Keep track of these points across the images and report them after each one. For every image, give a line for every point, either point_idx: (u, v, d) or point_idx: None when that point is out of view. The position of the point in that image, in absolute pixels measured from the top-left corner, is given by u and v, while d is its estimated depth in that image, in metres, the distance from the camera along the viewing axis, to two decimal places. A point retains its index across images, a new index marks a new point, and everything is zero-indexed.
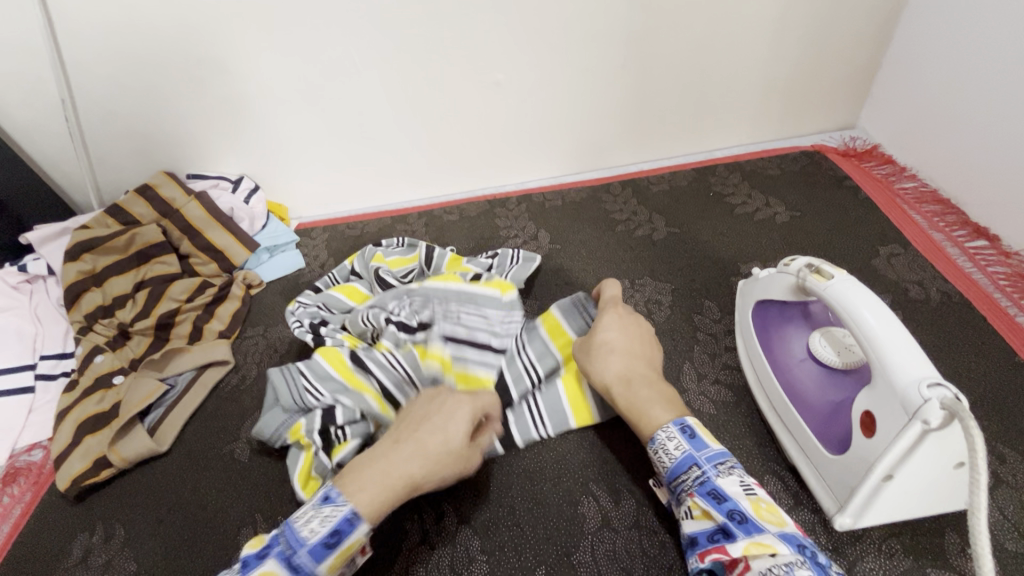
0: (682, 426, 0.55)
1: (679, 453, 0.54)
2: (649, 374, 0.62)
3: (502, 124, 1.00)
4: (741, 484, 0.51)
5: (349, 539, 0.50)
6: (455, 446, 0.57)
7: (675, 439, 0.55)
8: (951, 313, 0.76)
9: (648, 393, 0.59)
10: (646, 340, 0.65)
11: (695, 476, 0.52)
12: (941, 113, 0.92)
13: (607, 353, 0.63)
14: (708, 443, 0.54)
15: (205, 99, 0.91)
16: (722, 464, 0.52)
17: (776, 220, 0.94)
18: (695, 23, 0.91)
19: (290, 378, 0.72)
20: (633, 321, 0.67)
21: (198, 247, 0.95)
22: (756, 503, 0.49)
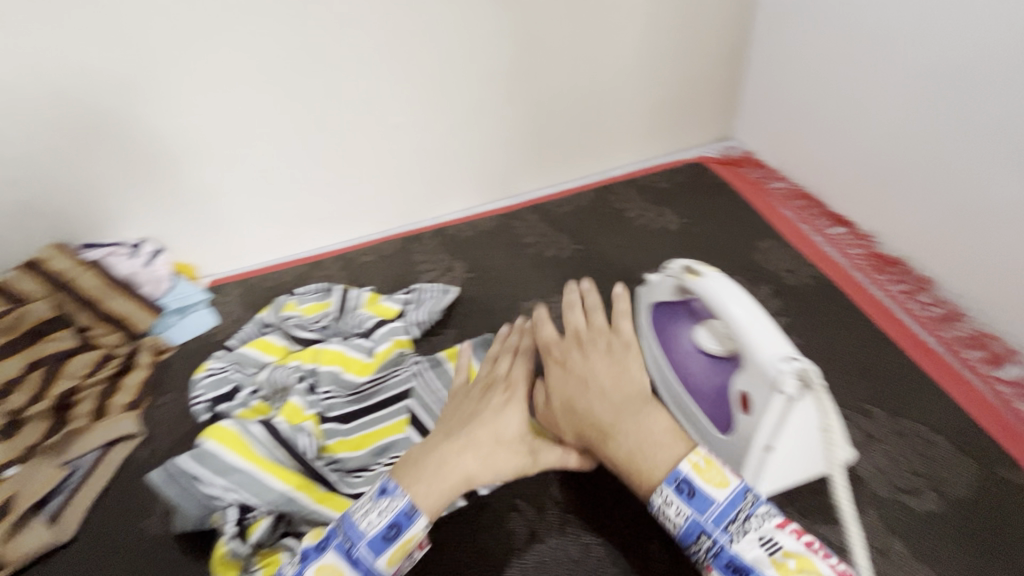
0: (677, 481, 0.49)
1: (683, 520, 0.48)
2: (628, 407, 0.54)
3: (407, 162, 1.04)
4: (760, 539, 0.45)
5: (408, 533, 0.50)
6: (507, 438, 0.56)
7: (675, 501, 0.49)
8: (822, 294, 0.86)
9: (631, 436, 0.52)
10: (609, 371, 0.57)
11: (708, 546, 0.47)
12: (793, 121, 1.06)
13: (560, 399, 0.58)
14: (710, 496, 0.47)
15: (93, 165, 0.89)
16: (734, 521, 0.46)
17: (669, 228, 1.02)
18: (572, 56, 1.00)
19: (176, 475, 0.66)
20: (590, 352, 0.60)
21: (98, 317, 0.91)
22: (783, 564, 0.43)
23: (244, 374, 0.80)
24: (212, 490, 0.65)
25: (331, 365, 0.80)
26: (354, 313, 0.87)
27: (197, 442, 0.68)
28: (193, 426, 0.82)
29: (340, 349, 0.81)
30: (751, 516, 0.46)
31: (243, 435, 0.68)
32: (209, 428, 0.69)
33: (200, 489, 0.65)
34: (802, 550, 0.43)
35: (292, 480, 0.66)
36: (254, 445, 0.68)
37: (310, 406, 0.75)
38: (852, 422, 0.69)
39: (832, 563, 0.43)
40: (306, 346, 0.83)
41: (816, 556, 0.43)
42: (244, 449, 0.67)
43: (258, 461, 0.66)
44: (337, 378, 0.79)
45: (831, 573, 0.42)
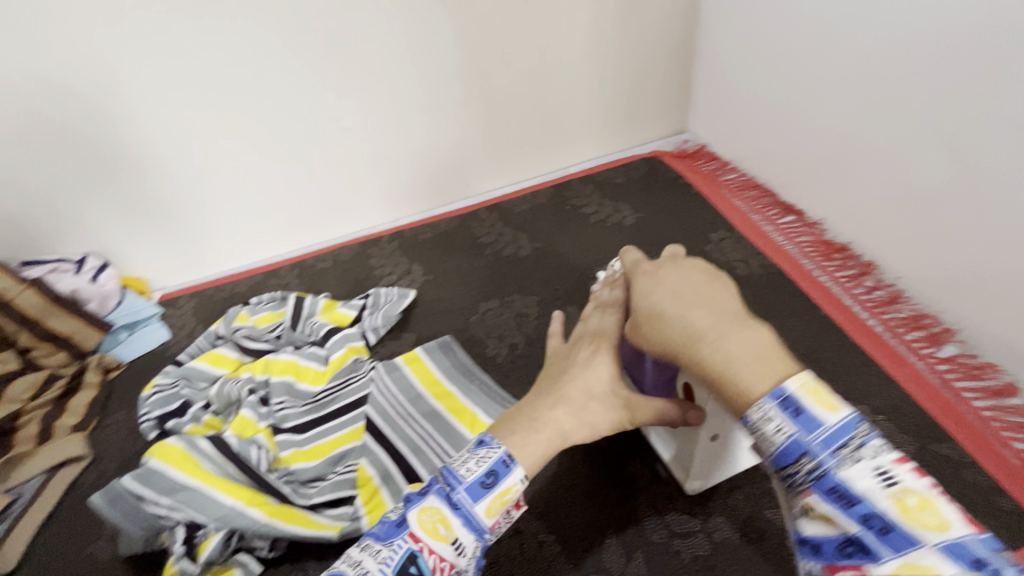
0: (781, 397, 0.37)
1: (782, 438, 0.36)
2: (723, 317, 0.41)
3: (360, 165, 1.02)
4: (875, 469, 0.34)
5: (505, 482, 0.44)
6: (602, 389, 0.49)
7: (774, 418, 0.37)
8: (771, 281, 0.88)
9: (732, 341, 0.39)
10: (708, 279, 0.45)
11: (809, 469, 0.35)
12: (741, 114, 1.07)
13: (648, 305, 0.46)
14: (821, 417, 0.36)
15: (26, 180, 0.86)
16: (847, 444, 0.35)
17: (625, 223, 1.03)
18: (521, 54, 1.00)
19: (120, 497, 0.64)
20: (679, 263, 0.48)
21: (40, 337, 0.88)
22: (903, 499, 0.33)
23: (194, 389, 0.78)
24: (157, 509, 0.63)
25: (284, 375, 0.79)
26: (309, 321, 0.86)
27: (141, 461, 0.65)
28: (143, 444, 0.80)
29: (292, 359, 0.80)
30: (867, 445, 0.35)
31: (189, 450, 0.67)
32: (154, 447, 0.67)
33: (146, 509, 0.63)
34: (926, 490, 0.33)
35: (242, 493, 0.64)
36: (202, 460, 0.66)
37: (263, 419, 0.74)
38: None
39: (951, 505, 0.33)
40: (258, 357, 0.82)
41: (938, 495, 0.33)
42: (190, 464, 0.65)
43: (205, 476, 0.65)
44: (290, 388, 0.78)
45: (954, 514, 0.33)
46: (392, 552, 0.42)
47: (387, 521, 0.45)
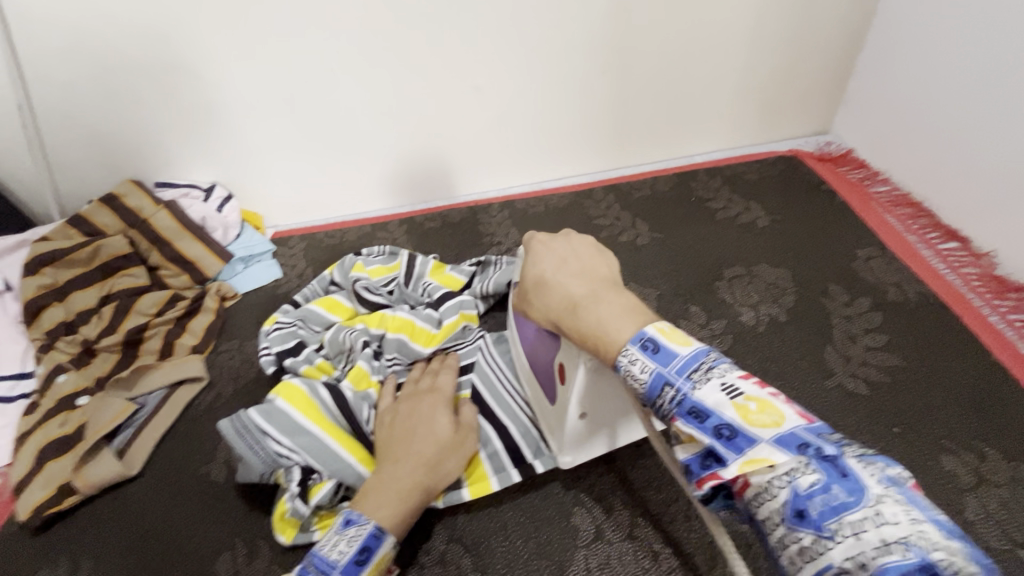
0: (641, 340, 0.42)
1: (647, 376, 0.41)
2: (598, 287, 0.51)
3: (484, 128, 0.99)
4: (721, 386, 0.38)
5: (378, 553, 0.54)
6: (444, 438, 0.62)
7: (639, 360, 0.42)
8: (928, 314, 0.78)
9: (599, 310, 0.47)
10: (579, 261, 0.54)
11: (671, 399, 0.39)
12: (912, 120, 0.95)
13: (536, 275, 0.55)
14: (675, 351, 0.41)
15: (172, 104, 0.88)
16: (698, 371, 0.40)
17: (757, 224, 0.95)
18: (675, 28, 0.92)
19: (247, 428, 0.65)
20: (572, 241, 0.57)
21: (168, 258, 0.92)
22: (743, 406, 0.37)
23: (311, 331, 0.80)
24: (279, 447, 0.64)
25: (398, 333, 0.77)
26: (421, 281, 0.85)
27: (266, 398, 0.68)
28: (256, 377, 0.82)
29: (408, 318, 0.78)
30: (715, 368, 0.40)
31: (312, 396, 0.68)
32: (279, 386, 0.69)
33: (268, 445, 0.64)
34: (764, 395, 0.38)
35: (356, 449, 0.65)
36: (323, 409, 0.67)
37: (376, 372, 0.73)
38: (961, 461, 0.63)
39: (791, 407, 0.38)
40: (373, 309, 0.82)
41: (776, 401, 0.38)
42: (312, 410, 0.67)
43: (324, 424, 0.66)
44: (402, 346, 0.76)
45: (790, 415, 0.37)
46: None
47: None
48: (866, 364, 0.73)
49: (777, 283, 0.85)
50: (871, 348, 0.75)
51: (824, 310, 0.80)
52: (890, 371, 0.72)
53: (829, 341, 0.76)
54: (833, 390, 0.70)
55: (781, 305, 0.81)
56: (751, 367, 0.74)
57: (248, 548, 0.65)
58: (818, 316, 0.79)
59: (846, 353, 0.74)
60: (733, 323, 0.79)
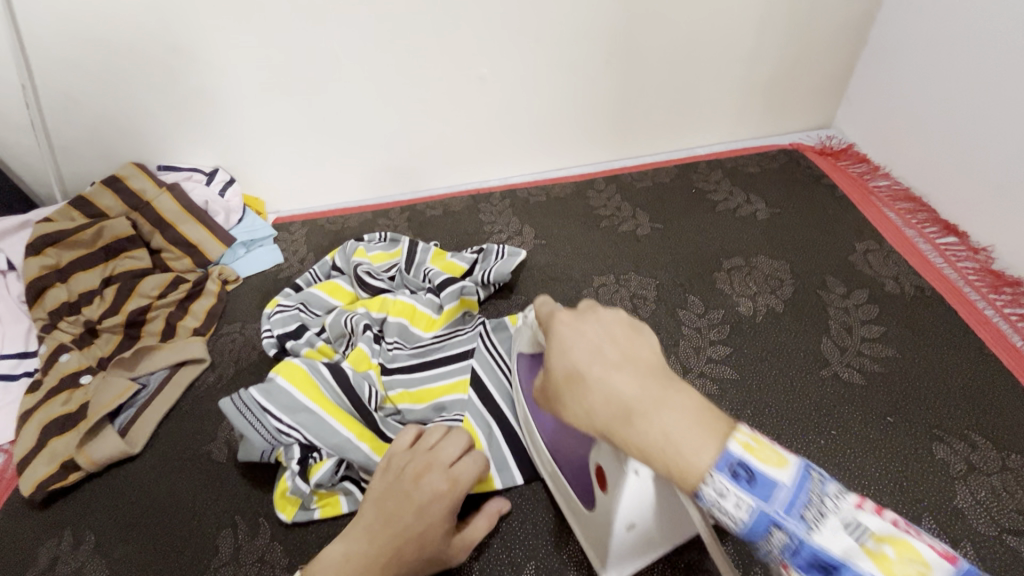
0: (729, 465, 0.34)
1: (745, 514, 0.34)
2: (651, 384, 0.39)
3: (487, 116, 0.99)
4: (841, 523, 0.33)
5: None
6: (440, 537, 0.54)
7: (730, 492, 0.35)
8: (925, 307, 0.79)
9: (658, 419, 0.37)
10: (617, 337, 0.43)
11: (781, 541, 0.34)
12: (913, 115, 0.95)
13: (563, 357, 0.43)
14: (775, 480, 0.34)
15: (174, 88, 0.88)
16: (809, 507, 0.34)
17: (757, 217, 0.95)
18: (679, 20, 0.92)
19: (247, 406, 0.66)
20: (600, 316, 0.45)
21: (170, 241, 0.92)
22: (875, 551, 0.33)
23: (312, 314, 0.80)
24: (279, 425, 0.65)
25: (398, 318, 0.78)
26: (421, 267, 0.86)
27: (267, 375, 0.68)
28: (257, 359, 0.83)
29: (408, 302, 0.80)
30: (827, 498, 0.34)
31: (312, 373, 0.68)
32: (280, 364, 0.70)
33: (269, 422, 0.65)
34: (888, 529, 0.34)
35: (355, 425, 0.66)
36: (323, 387, 0.68)
37: (376, 355, 0.74)
38: (953, 449, 0.64)
39: (923, 539, 0.34)
40: (374, 294, 0.82)
41: (904, 532, 0.33)
42: (311, 388, 0.68)
43: (324, 402, 0.67)
44: (403, 330, 0.77)
45: (924, 548, 0.33)
46: None
47: None
48: (861, 354, 0.74)
49: (775, 274, 0.85)
50: (867, 339, 0.75)
51: (821, 302, 0.80)
52: (884, 361, 0.73)
53: (826, 332, 0.77)
54: (828, 379, 0.71)
55: (779, 296, 0.82)
56: (747, 356, 0.75)
57: (249, 526, 0.65)
58: (815, 307, 0.80)
59: (842, 343, 0.75)
60: (730, 313, 0.80)
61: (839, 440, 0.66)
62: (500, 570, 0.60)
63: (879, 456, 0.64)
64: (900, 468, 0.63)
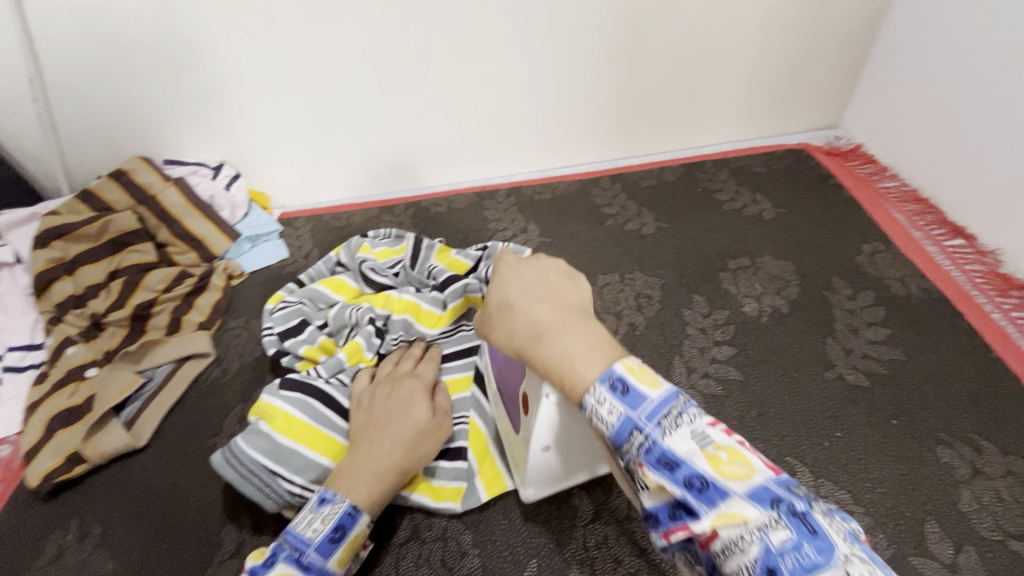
0: (609, 378, 0.39)
1: (614, 418, 0.37)
2: (564, 315, 0.45)
3: (493, 113, 0.98)
4: (692, 433, 0.35)
5: (351, 532, 0.54)
6: (421, 422, 0.62)
7: (608, 401, 0.38)
8: (931, 310, 0.79)
9: (563, 344, 0.43)
10: (550, 284, 0.49)
11: (639, 444, 0.36)
12: (922, 117, 0.94)
13: (498, 295, 0.50)
14: (644, 393, 0.37)
15: (181, 82, 0.88)
16: (669, 415, 0.36)
17: (763, 217, 0.95)
18: (687, 18, 0.91)
19: (252, 473, 0.62)
20: (540, 262, 0.52)
21: (176, 235, 0.92)
22: (714, 455, 0.34)
23: (314, 308, 0.81)
24: (293, 487, 0.62)
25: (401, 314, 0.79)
26: (426, 264, 0.86)
27: (267, 433, 0.64)
28: (262, 354, 0.83)
29: (413, 300, 0.79)
30: (685, 412, 0.36)
31: (315, 424, 0.66)
32: (279, 418, 0.66)
33: (281, 486, 0.62)
34: (732, 444, 0.35)
35: None
36: (330, 437, 0.66)
37: (372, 349, 0.75)
38: (958, 453, 0.64)
39: (759, 455, 0.35)
40: (378, 289, 0.83)
41: (747, 449, 0.35)
42: (320, 440, 0.65)
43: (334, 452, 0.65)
44: (408, 326, 0.78)
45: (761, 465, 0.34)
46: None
47: None
48: (867, 357, 0.73)
49: (781, 275, 0.85)
50: (873, 341, 0.75)
51: (827, 303, 0.80)
52: (890, 364, 0.72)
53: (832, 334, 0.76)
54: (833, 381, 0.71)
55: (784, 297, 0.82)
56: (752, 357, 0.75)
57: (252, 520, 0.66)
58: (820, 308, 0.80)
59: (848, 345, 0.75)
60: (735, 314, 0.80)
61: (843, 442, 0.66)
62: (503, 568, 0.60)
63: (884, 459, 0.64)
64: (905, 471, 0.63)
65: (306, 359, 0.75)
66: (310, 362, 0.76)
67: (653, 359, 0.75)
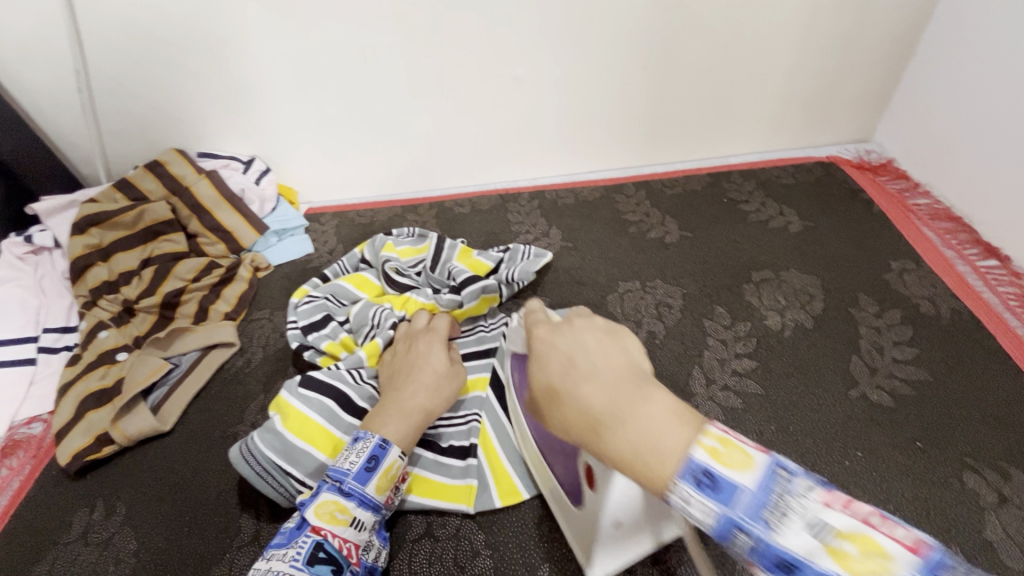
0: (694, 474, 0.33)
1: (709, 520, 0.32)
2: (618, 390, 0.38)
3: (520, 117, 0.99)
4: (806, 525, 0.30)
5: (385, 461, 0.57)
6: (440, 368, 0.66)
7: (696, 501, 0.32)
8: (961, 331, 0.77)
9: (629, 434, 0.35)
10: (602, 354, 0.41)
11: (745, 545, 0.31)
12: (957, 135, 0.92)
13: (539, 369, 0.42)
14: (737, 482, 0.32)
15: (217, 78, 0.90)
16: (774, 509, 0.31)
17: (789, 229, 0.94)
18: (719, 28, 0.90)
19: (268, 471, 0.64)
20: (575, 326, 0.44)
21: (207, 226, 0.95)
22: (840, 552, 0.29)
23: (338, 304, 0.82)
24: (304, 487, 0.64)
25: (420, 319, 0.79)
26: (447, 265, 0.86)
27: (279, 432, 0.66)
28: (284, 347, 0.85)
29: (430, 300, 0.80)
30: (793, 497, 0.31)
31: (325, 424, 0.67)
32: (293, 419, 0.67)
33: (293, 485, 0.64)
34: (854, 525, 0.30)
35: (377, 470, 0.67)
36: (337, 437, 0.67)
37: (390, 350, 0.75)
38: (985, 480, 0.62)
39: (889, 532, 0.30)
40: (401, 291, 0.82)
41: (874, 529, 0.29)
42: (328, 441, 0.66)
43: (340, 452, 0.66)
44: None
45: (895, 548, 0.29)
46: (297, 548, 0.51)
47: (287, 524, 0.54)
48: (892, 376, 0.72)
49: (806, 289, 0.84)
50: (899, 361, 0.74)
51: (853, 320, 0.79)
52: (917, 385, 0.71)
53: (856, 351, 0.75)
54: (855, 400, 0.70)
55: (808, 312, 0.80)
56: (773, 371, 0.74)
57: (270, 509, 0.67)
58: (845, 324, 0.78)
59: (873, 364, 0.73)
60: (758, 327, 0.79)
61: (864, 462, 0.65)
62: (514, 570, 0.61)
63: (908, 481, 0.63)
64: (928, 496, 0.62)
65: (327, 354, 0.77)
66: (330, 357, 0.77)
67: (673, 369, 0.75)
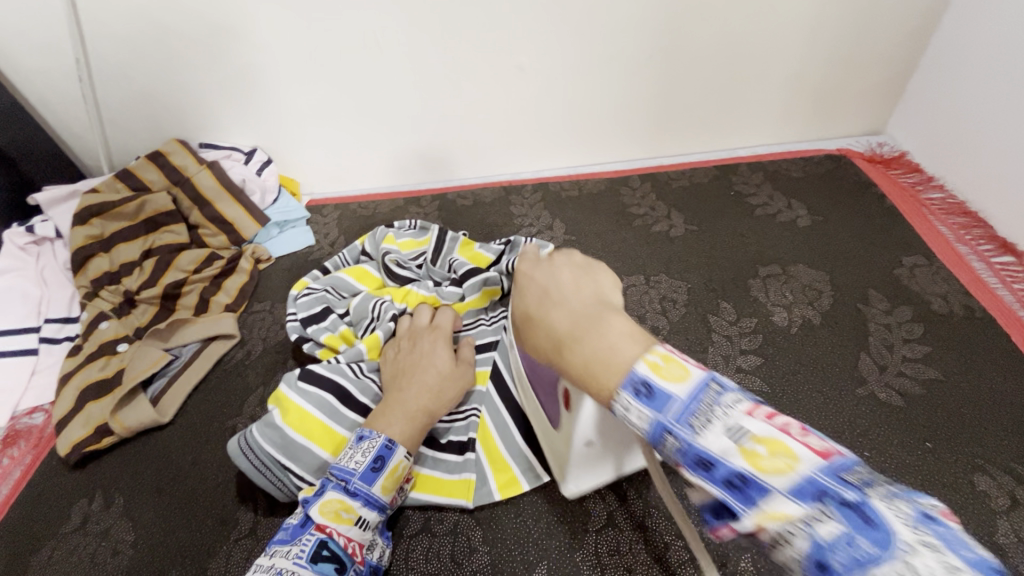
0: (632, 382, 0.35)
1: (642, 424, 0.34)
2: (581, 315, 0.42)
3: (524, 108, 0.97)
4: (725, 430, 0.31)
5: (391, 462, 0.57)
6: (444, 369, 0.65)
7: (632, 408, 0.35)
8: (974, 329, 0.75)
9: (585, 346, 0.39)
10: (575, 290, 0.45)
11: (671, 447, 0.33)
12: (973, 128, 0.90)
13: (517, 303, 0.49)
14: (670, 392, 0.33)
15: (218, 67, 0.89)
16: (698, 415, 0.32)
17: (798, 224, 0.92)
18: (729, 17, 0.88)
19: (266, 465, 0.64)
20: (554, 264, 0.49)
21: (207, 217, 0.94)
22: (751, 451, 0.30)
23: (337, 296, 0.81)
24: (303, 484, 0.64)
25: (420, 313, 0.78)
26: (448, 258, 0.86)
27: (279, 427, 0.65)
28: (284, 339, 0.84)
29: (431, 294, 0.80)
30: (719, 406, 0.32)
31: (327, 421, 0.66)
32: (294, 413, 0.66)
33: (292, 481, 0.64)
34: (770, 431, 0.31)
35: None
36: (338, 435, 0.66)
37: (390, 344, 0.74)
38: (996, 482, 0.61)
39: (803, 440, 0.31)
40: (401, 283, 0.83)
41: (788, 436, 0.30)
42: (330, 439, 0.66)
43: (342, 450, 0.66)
44: None
45: (806, 452, 0.30)
46: (302, 545, 0.51)
47: (291, 521, 0.54)
48: (902, 375, 0.70)
49: (814, 284, 0.82)
50: (909, 359, 0.72)
51: (862, 317, 0.77)
52: (927, 384, 0.69)
53: (865, 348, 0.73)
54: (863, 398, 0.68)
55: (816, 308, 0.79)
56: (779, 368, 0.72)
57: (268, 502, 0.67)
58: (854, 321, 0.77)
59: (882, 362, 0.72)
60: (763, 322, 0.77)
61: (871, 462, 0.63)
62: (511, 567, 0.60)
63: (915, 482, 0.61)
64: (937, 497, 0.60)
65: (327, 347, 0.76)
66: (329, 351, 0.77)
67: None
